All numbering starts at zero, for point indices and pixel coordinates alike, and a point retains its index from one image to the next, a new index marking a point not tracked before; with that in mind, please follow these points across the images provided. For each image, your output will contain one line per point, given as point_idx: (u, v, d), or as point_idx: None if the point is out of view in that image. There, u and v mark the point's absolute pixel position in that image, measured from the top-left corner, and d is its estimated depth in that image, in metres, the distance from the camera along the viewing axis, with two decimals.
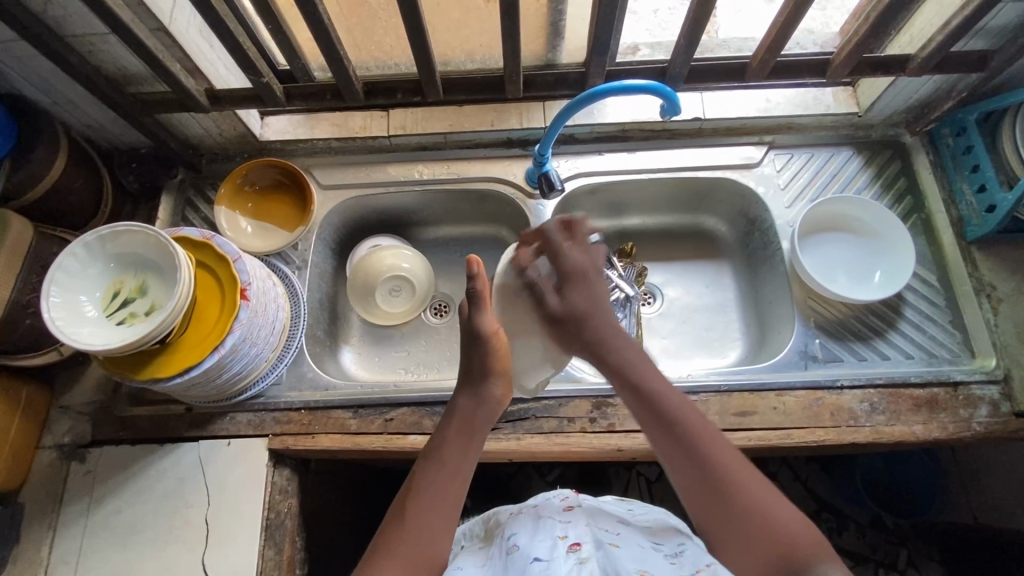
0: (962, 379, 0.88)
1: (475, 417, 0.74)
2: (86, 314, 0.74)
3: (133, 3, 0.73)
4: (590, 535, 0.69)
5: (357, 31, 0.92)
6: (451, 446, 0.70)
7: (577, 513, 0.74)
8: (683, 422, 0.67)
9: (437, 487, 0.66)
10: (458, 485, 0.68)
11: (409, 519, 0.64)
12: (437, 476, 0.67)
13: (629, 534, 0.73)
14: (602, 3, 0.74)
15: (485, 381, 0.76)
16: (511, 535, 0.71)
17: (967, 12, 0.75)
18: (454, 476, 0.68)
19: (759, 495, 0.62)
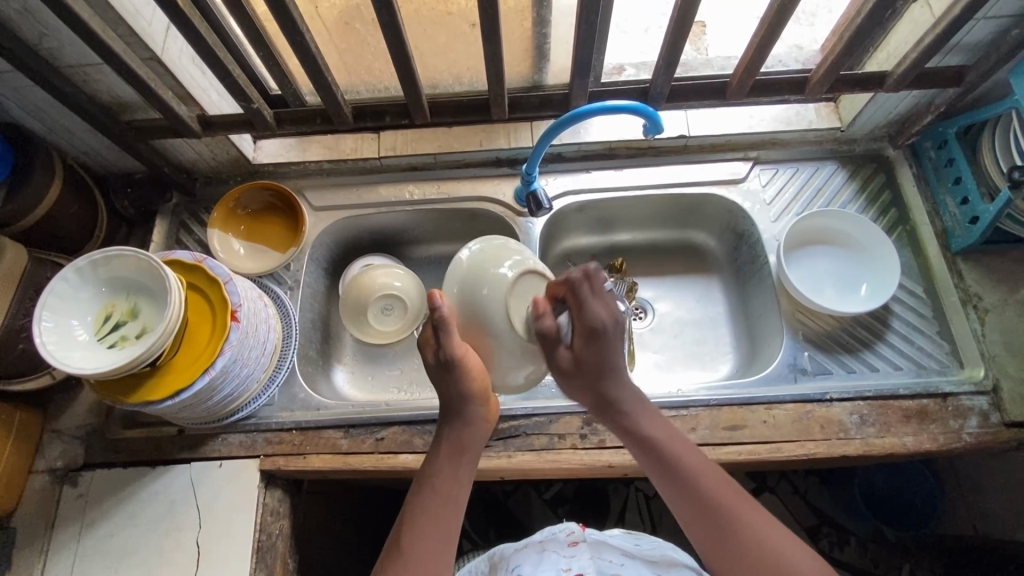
0: (951, 390, 0.88)
1: (465, 441, 0.72)
2: (78, 338, 0.74)
3: (126, 34, 0.75)
4: (592, 567, 0.72)
5: (346, 56, 0.95)
6: (444, 470, 0.69)
7: (581, 546, 0.76)
8: (678, 458, 0.69)
9: (430, 515, 0.66)
10: (453, 509, 0.68)
11: (407, 550, 0.64)
12: (429, 502, 0.67)
13: (633, 566, 0.74)
14: (582, 27, 0.75)
15: (467, 406, 0.72)
16: (516, 566, 0.75)
17: (939, 30, 0.77)
18: (445, 500, 0.67)
19: (763, 523, 0.64)
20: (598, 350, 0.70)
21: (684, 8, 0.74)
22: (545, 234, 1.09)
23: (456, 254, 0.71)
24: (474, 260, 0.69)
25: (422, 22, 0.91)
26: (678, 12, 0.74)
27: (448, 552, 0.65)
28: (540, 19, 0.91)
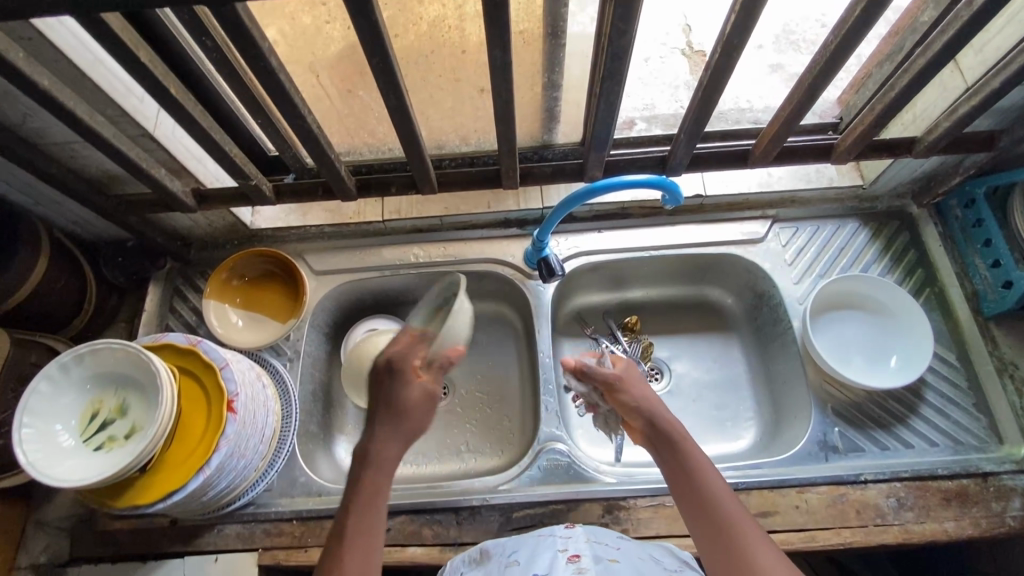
0: (992, 470, 0.84)
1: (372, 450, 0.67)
2: (62, 444, 0.69)
3: (115, 115, 0.70)
4: (591, 548, 0.66)
5: (348, 120, 0.91)
6: (371, 483, 0.65)
7: (577, 529, 0.71)
8: (701, 468, 0.66)
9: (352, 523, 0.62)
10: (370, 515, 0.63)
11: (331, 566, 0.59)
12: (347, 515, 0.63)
13: (630, 549, 0.69)
14: (599, 109, 0.70)
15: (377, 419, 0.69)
16: (510, 552, 0.69)
17: (975, 102, 0.71)
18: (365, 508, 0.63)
19: (759, 535, 0.60)
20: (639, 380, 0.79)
21: (707, 93, 0.68)
22: (555, 296, 1.04)
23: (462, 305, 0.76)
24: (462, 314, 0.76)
25: (427, 88, 0.87)
26: (699, 98, 0.69)
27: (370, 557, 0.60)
28: (551, 84, 0.87)
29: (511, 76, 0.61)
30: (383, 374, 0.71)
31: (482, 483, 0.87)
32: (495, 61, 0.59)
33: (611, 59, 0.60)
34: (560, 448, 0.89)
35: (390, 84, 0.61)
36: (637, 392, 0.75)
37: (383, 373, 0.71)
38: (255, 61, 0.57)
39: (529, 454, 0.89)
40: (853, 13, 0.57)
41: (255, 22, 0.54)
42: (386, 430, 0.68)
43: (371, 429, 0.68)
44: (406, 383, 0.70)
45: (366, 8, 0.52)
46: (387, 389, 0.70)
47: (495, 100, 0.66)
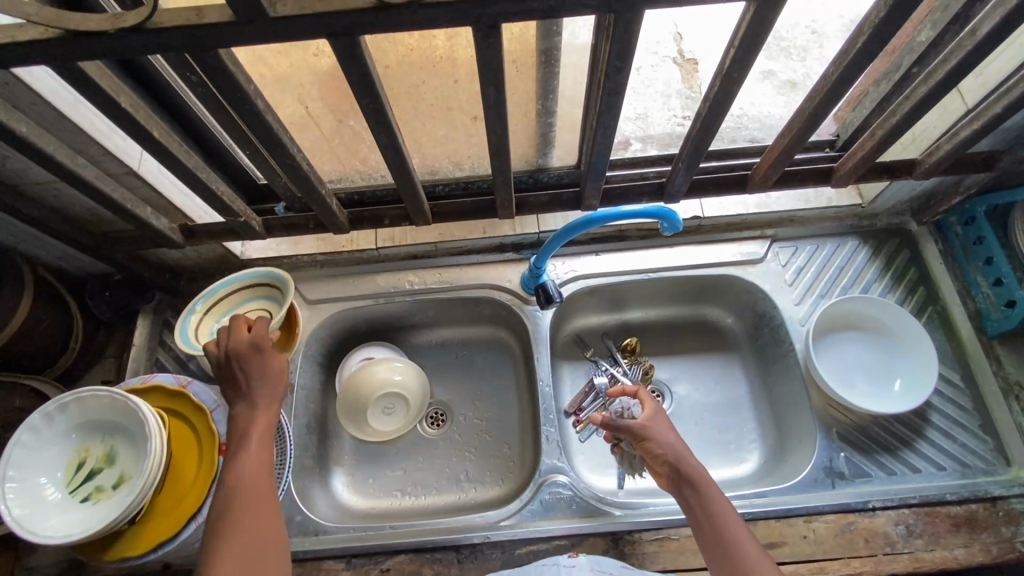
0: (1000, 494, 0.82)
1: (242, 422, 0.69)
2: (47, 497, 0.66)
3: (98, 155, 0.68)
4: None
5: (339, 149, 0.89)
6: (254, 455, 0.67)
7: (581, 558, 0.74)
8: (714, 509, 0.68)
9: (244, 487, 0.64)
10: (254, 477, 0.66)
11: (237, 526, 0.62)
12: (235, 482, 0.65)
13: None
14: (596, 142, 0.68)
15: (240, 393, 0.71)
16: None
17: (977, 126, 0.70)
18: (252, 472, 0.66)
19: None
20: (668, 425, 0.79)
21: (707, 120, 0.66)
22: (553, 321, 1.02)
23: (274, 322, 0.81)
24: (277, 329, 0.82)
25: (420, 116, 0.85)
26: (700, 123, 0.66)
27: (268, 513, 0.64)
28: (545, 110, 0.85)
29: (506, 113, 0.60)
30: (244, 352, 0.72)
31: (484, 519, 0.85)
32: (489, 100, 0.57)
33: (607, 94, 0.59)
34: (563, 481, 0.87)
35: (381, 123, 0.59)
36: (664, 436, 0.75)
37: (238, 351, 0.72)
38: (242, 104, 0.55)
39: (531, 488, 0.87)
40: (855, 45, 0.56)
41: (240, 66, 0.52)
42: (258, 401, 0.71)
43: (247, 404, 0.71)
44: (269, 359, 0.74)
45: (354, 51, 0.50)
46: (251, 368, 0.72)
47: (489, 135, 0.64)
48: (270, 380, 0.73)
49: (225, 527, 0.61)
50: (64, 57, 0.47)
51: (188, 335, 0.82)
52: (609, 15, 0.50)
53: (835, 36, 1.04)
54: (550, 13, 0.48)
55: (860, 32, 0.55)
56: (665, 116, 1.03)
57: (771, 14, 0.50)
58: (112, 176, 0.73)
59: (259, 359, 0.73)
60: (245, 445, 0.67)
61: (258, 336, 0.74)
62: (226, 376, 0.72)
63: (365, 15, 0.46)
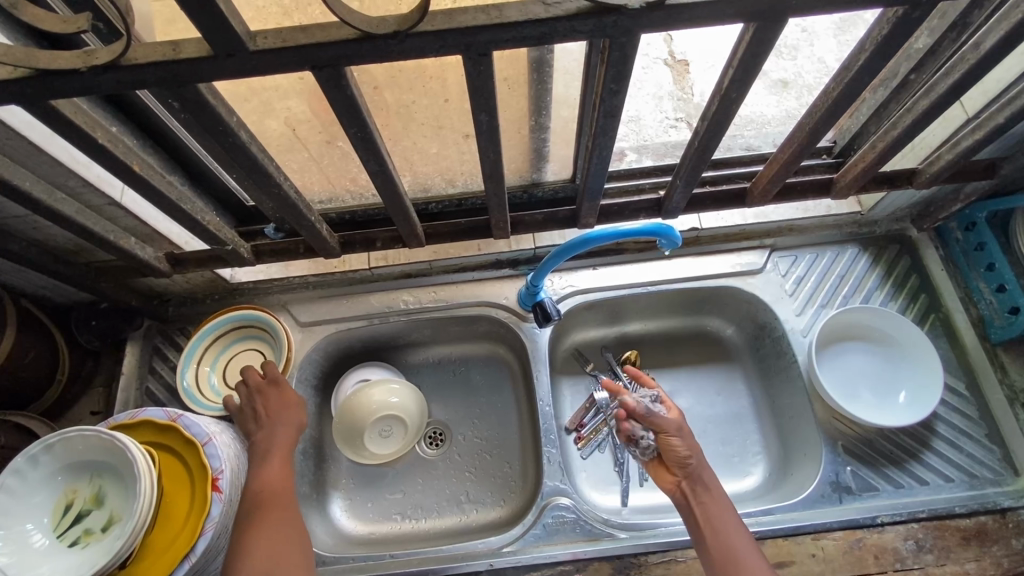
0: (1010, 505, 0.81)
1: (260, 446, 0.78)
2: (34, 544, 0.65)
3: (78, 188, 0.66)
4: None
5: (329, 170, 0.87)
6: (272, 470, 0.76)
7: None
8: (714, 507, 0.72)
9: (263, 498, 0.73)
10: (273, 490, 0.74)
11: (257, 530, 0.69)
12: (256, 495, 0.73)
13: None
14: (592, 162, 0.67)
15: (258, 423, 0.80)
16: None
17: (979, 135, 0.69)
18: (269, 487, 0.74)
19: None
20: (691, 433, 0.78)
21: (704, 140, 0.64)
22: (552, 338, 1.01)
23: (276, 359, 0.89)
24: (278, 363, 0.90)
25: (411, 135, 0.84)
26: (697, 142, 0.65)
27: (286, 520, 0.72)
28: (539, 126, 0.84)
29: (499, 138, 0.58)
30: (264, 387, 0.83)
31: (486, 545, 0.83)
32: (481, 125, 0.55)
33: (603, 116, 0.57)
34: (566, 504, 0.85)
35: (370, 150, 0.57)
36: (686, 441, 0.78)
37: (261, 388, 0.83)
38: (224, 138, 0.53)
39: (534, 512, 0.85)
40: (856, 62, 0.54)
41: (221, 99, 0.51)
42: (278, 427, 0.80)
43: (265, 430, 0.80)
44: (281, 391, 0.84)
45: (340, 82, 0.48)
46: (271, 401, 0.82)
47: (482, 159, 0.62)
48: (288, 411, 0.82)
49: (248, 532, 0.69)
50: (35, 95, 0.45)
51: (205, 401, 0.88)
52: (603, 38, 0.48)
53: (826, 36, 1.04)
54: (543, 39, 0.46)
55: (861, 48, 0.54)
56: (658, 120, 1.02)
57: (771, 35, 0.49)
58: (94, 207, 0.70)
59: (278, 392, 0.84)
60: (268, 463, 0.76)
61: (274, 374, 0.85)
62: (248, 410, 0.82)
63: (350, 47, 0.44)
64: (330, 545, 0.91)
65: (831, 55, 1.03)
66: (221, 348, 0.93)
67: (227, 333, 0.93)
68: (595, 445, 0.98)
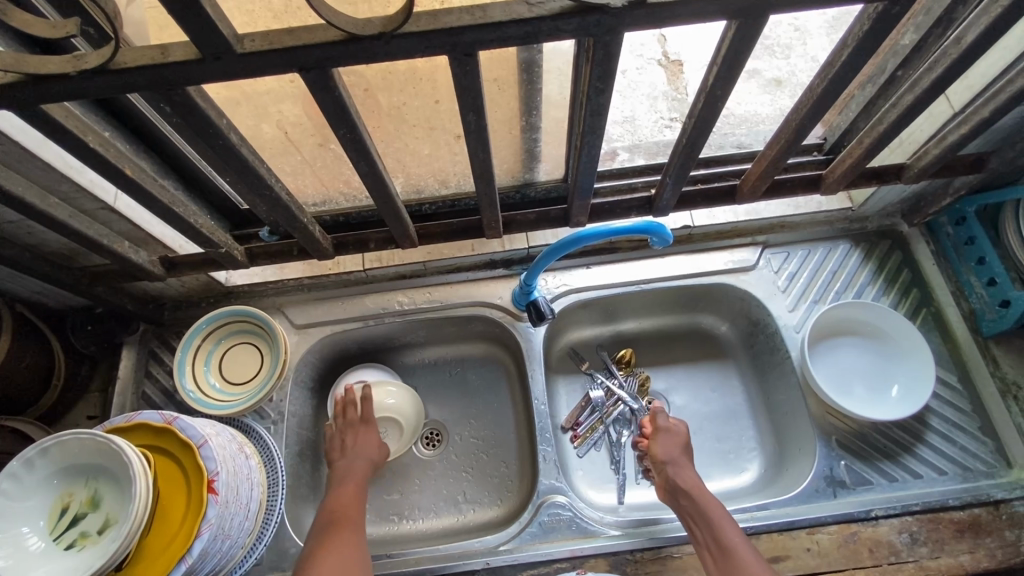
0: (1003, 497, 0.82)
1: (343, 472, 0.85)
2: (30, 548, 0.65)
3: (71, 193, 0.66)
4: None
5: (321, 172, 0.87)
6: (347, 495, 0.82)
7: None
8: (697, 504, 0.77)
9: (335, 521, 0.78)
10: (352, 515, 0.79)
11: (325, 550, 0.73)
12: (329, 519, 0.78)
13: None
14: (581, 160, 0.67)
15: (342, 451, 0.88)
16: None
17: (965, 130, 0.69)
18: (345, 512, 0.79)
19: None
20: (677, 440, 0.86)
21: (691, 137, 0.65)
22: (547, 337, 1.01)
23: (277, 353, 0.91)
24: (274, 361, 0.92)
25: (402, 137, 0.84)
26: (685, 139, 0.66)
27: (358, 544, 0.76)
28: (530, 126, 0.84)
29: (488, 138, 0.59)
30: (354, 423, 0.90)
31: (483, 543, 0.84)
32: (469, 125, 0.56)
33: (590, 115, 0.58)
34: (561, 502, 0.86)
35: (359, 151, 0.58)
36: (668, 452, 0.84)
37: (352, 422, 0.91)
38: (215, 140, 0.53)
39: (530, 510, 0.86)
40: (839, 58, 0.55)
41: (211, 102, 0.51)
42: (355, 459, 0.87)
43: (346, 460, 0.87)
44: (367, 428, 0.90)
45: (328, 83, 0.48)
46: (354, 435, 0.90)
47: (472, 159, 0.63)
48: (369, 445, 0.89)
49: (318, 550, 0.74)
50: (26, 100, 0.46)
51: (211, 402, 0.89)
52: (588, 38, 0.49)
53: (818, 33, 1.04)
54: (528, 39, 0.47)
55: (843, 45, 0.54)
56: (650, 119, 1.02)
57: (753, 32, 0.49)
58: (87, 211, 0.71)
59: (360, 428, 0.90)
60: (342, 488, 0.82)
61: (368, 411, 0.92)
62: (335, 437, 0.90)
63: (337, 48, 0.44)
64: None
65: (821, 52, 1.03)
66: (213, 345, 0.93)
67: (219, 329, 0.93)
68: (591, 443, 0.98)
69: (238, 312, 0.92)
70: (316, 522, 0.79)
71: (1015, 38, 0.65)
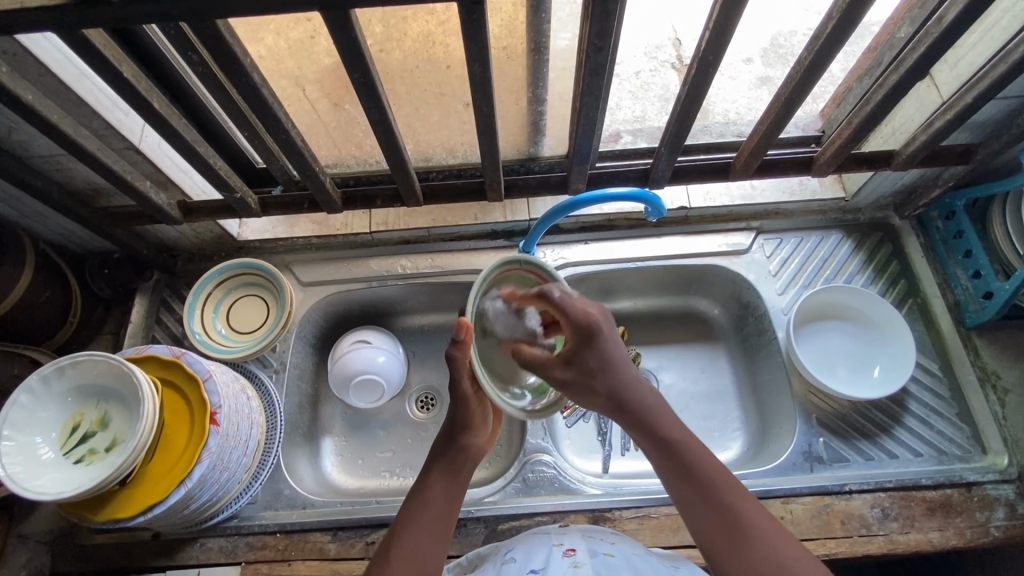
0: (975, 479, 0.84)
1: (466, 457, 0.71)
2: (41, 457, 0.69)
3: (102, 129, 0.71)
4: (584, 544, 0.66)
5: (335, 133, 0.91)
6: (443, 483, 0.68)
7: (571, 527, 0.71)
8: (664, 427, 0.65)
9: (426, 521, 0.64)
10: (445, 523, 0.65)
11: (394, 552, 0.62)
12: (420, 514, 0.65)
13: (626, 544, 0.68)
14: (580, 124, 0.71)
15: (468, 434, 0.71)
16: (508, 550, 0.67)
17: (950, 115, 0.73)
18: (441, 515, 0.65)
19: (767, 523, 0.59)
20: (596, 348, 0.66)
21: (686, 104, 0.70)
22: None
23: (284, 306, 0.95)
24: (279, 316, 0.96)
25: (413, 102, 0.88)
26: (680, 109, 0.71)
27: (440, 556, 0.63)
28: (536, 97, 0.87)
29: (491, 91, 0.63)
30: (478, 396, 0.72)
31: (468, 496, 0.87)
32: (475, 77, 0.60)
33: (590, 74, 0.62)
34: (546, 460, 0.89)
35: (371, 96, 0.62)
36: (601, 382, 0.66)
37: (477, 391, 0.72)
38: (239, 77, 0.58)
39: (516, 466, 0.89)
40: (824, 30, 0.59)
41: (237, 39, 0.56)
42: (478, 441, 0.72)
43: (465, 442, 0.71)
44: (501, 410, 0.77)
45: (346, 25, 0.53)
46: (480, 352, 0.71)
47: (477, 112, 0.67)
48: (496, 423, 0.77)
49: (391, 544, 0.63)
50: (71, 25, 0.50)
51: (216, 345, 0.94)
52: None
53: None
54: None
55: (829, 16, 0.59)
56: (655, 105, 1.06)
57: None
58: (114, 149, 0.76)
59: (470, 436, 0.71)
60: (440, 479, 0.68)
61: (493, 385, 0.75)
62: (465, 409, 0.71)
63: None
64: (320, 492, 0.95)
65: None
66: (223, 294, 0.97)
67: (230, 279, 0.97)
68: (580, 414, 1.01)
69: (252, 264, 0.96)
70: (402, 512, 0.67)
71: (998, 29, 0.68)
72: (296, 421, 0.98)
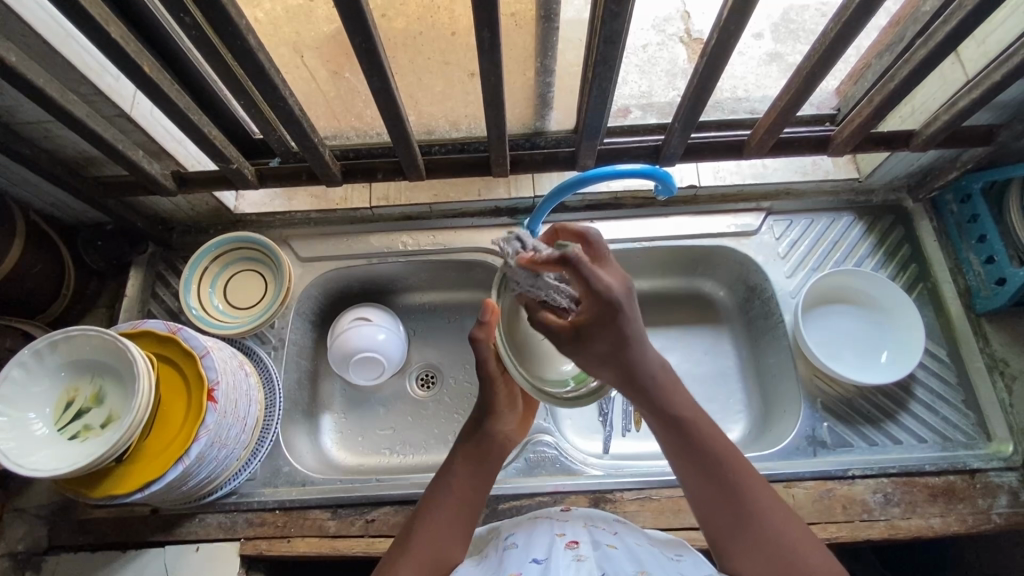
0: (979, 467, 0.84)
1: (494, 439, 0.72)
2: (36, 433, 0.68)
3: (91, 95, 0.68)
4: (587, 535, 0.65)
5: (335, 103, 0.87)
6: (469, 466, 0.70)
7: (573, 514, 0.71)
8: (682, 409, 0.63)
9: (452, 501, 0.66)
10: (470, 504, 0.67)
11: (420, 531, 0.64)
12: (448, 492, 0.67)
13: (629, 533, 0.68)
14: (591, 96, 0.68)
15: (497, 417, 0.73)
16: (508, 536, 0.67)
17: (976, 93, 0.70)
18: (466, 496, 0.67)
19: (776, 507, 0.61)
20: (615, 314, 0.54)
21: (704, 76, 0.67)
22: None
23: (283, 283, 0.93)
24: (278, 292, 0.93)
25: (416, 71, 0.84)
26: (697, 79, 0.68)
27: (464, 537, 0.65)
28: (544, 69, 0.83)
29: (500, 59, 0.60)
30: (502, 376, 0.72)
31: None
32: (483, 44, 0.58)
33: (604, 42, 0.59)
34: (548, 441, 0.88)
35: (374, 63, 0.59)
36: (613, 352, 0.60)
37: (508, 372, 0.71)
38: (234, 40, 0.55)
39: (517, 446, 0.88)
40: None
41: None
42: (504, 422, 0.73)
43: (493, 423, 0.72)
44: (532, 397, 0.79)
45: None
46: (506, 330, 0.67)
47: (484, 81, 0.64)
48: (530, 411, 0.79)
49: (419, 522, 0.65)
50: None
51: (213, 321, 0.92)
52: None
53: None
54: None
55: None
56: None
57: None
58: (105, 116, 0.73)
59: (494, 422, 0.72)
60: (467, 459, 0.70)
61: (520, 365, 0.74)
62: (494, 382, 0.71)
63: None
64: (320, 470, 0.95)
65: None
66: (220, 268, 0.95)
67: (227, 253, 0.95)
68: None
69: (250, 238, 0.93)
70: (431, 489, 0.69)
71: None
72: (295, 398, 0.97)
